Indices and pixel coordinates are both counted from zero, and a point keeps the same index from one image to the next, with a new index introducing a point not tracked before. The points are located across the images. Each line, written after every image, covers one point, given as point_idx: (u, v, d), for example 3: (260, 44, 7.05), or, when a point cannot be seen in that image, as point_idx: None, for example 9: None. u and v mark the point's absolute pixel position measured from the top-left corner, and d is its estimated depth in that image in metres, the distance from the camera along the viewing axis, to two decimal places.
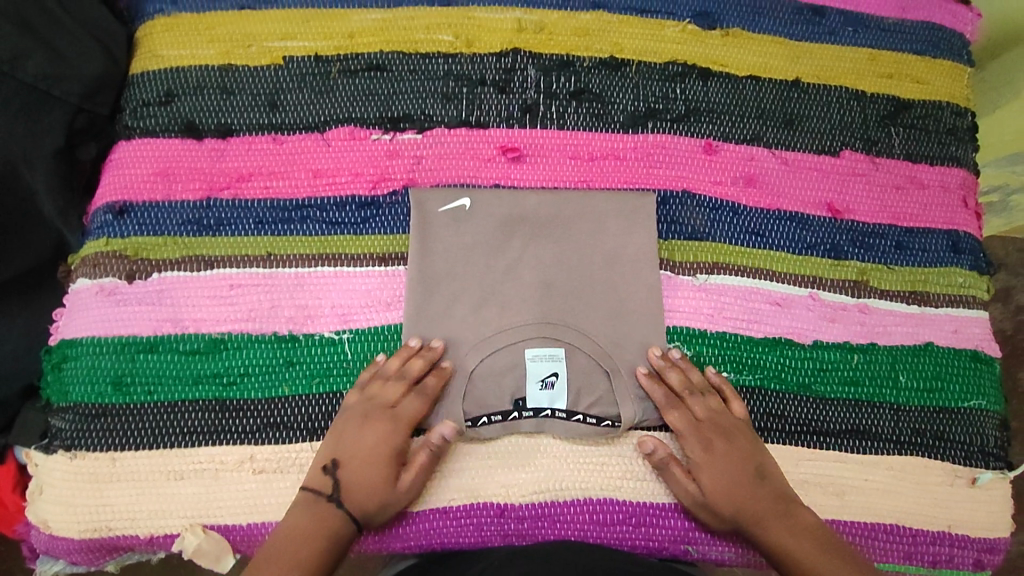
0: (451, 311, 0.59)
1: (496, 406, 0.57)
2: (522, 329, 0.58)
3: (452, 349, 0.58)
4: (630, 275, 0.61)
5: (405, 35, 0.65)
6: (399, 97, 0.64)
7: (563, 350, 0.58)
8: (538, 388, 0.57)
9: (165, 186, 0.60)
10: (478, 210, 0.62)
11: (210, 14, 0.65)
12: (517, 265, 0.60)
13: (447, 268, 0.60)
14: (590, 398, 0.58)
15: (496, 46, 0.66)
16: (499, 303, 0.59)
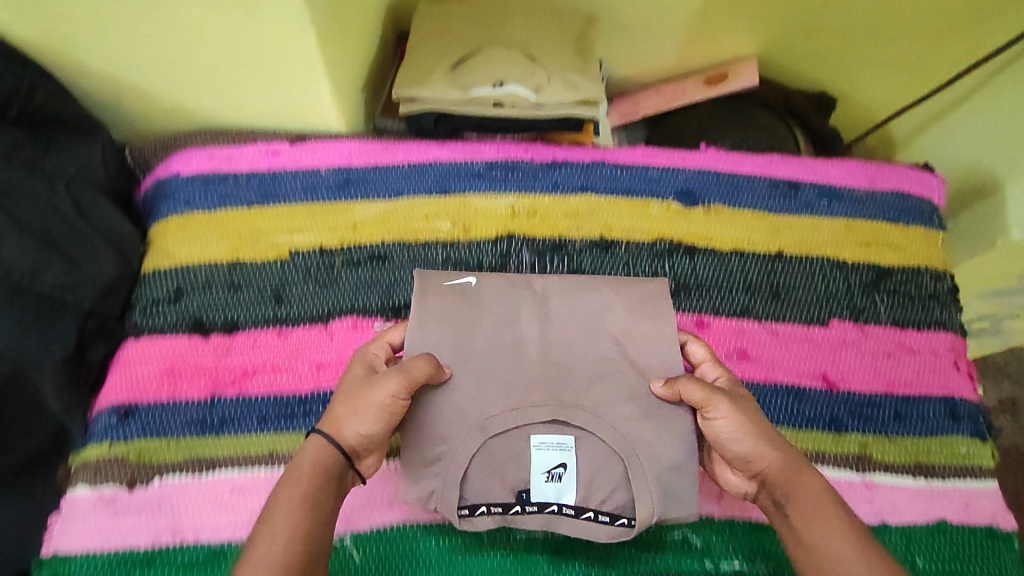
0: (452, 386, 0.54)
1: (498, 498, 0.53)
2: (533, 410, 0.53)
3: (451, 431, 0.53)
4: (648, 347, 0.57)
5: (406, 224, 0.69)
6: (401, 285, 0.66)
7: (572, 438, 0.54)
8: (543, 479, 0.53)
9: (171, 385, 0.61)
10: (483, 287, 0.59)
11: (221, 211, 0.69)
12: (526, 343, 0.56)
13: (447, 340, 0.55)
14: (600, 496, 0.53)
15: (491, 231, 0.69)
16: (503, 381, 0.55)
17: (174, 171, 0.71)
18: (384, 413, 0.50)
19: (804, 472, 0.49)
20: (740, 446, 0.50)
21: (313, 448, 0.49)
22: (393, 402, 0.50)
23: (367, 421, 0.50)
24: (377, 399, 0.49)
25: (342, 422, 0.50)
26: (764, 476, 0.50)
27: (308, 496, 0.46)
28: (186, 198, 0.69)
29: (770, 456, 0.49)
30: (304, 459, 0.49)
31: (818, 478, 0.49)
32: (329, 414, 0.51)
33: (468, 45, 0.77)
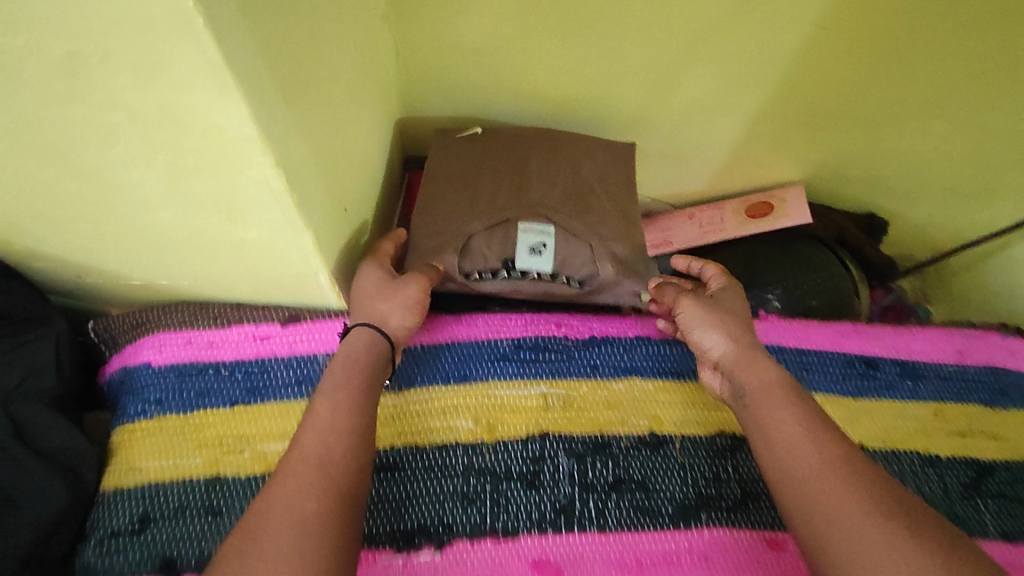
0: (448, 216, 0.65)
1: (490, 264, 0.62)
2: (512, 212, 0.63)
3: (445, 228, 0.64)
4: (623, 236, 0.65)
5: (419, 423, 0.59)
6: (416, 504, 0.56)
7: (553, 226, 0.63)
8: (528, 253, 0.62)
9: None
10: (485, 136, 0.72)
11: (198, 413, 0.58)
12: (511, 187, 0.66)
13: (447, 220, 0.65)
14: (575, 265, 0.63)
15: (520, 429, 0.59)
16: (487, 187, 0.67)
17: (145, 359, 0.60)
18: (417, 309, 0.58)
19: (758, 357, 0.53)
20: (705, 334, 0.56)
21: (362, 339, 0.54)
22: (422, 300, 0.58)
23: (408, 315, 0.57)
24: (411, 296, 0.57)
25: (388, 314, 0.56)
26: (743, 396, 0.52)
27: (337, 407, 0.49)
28: (156, 397, 0.58)
29: (722, 348, 0.55)
30: (351, 351, 0.53)
31: (773, 366, 0.53)
32: (366, 308, 0.56)
33: (526, 203, 0.64)
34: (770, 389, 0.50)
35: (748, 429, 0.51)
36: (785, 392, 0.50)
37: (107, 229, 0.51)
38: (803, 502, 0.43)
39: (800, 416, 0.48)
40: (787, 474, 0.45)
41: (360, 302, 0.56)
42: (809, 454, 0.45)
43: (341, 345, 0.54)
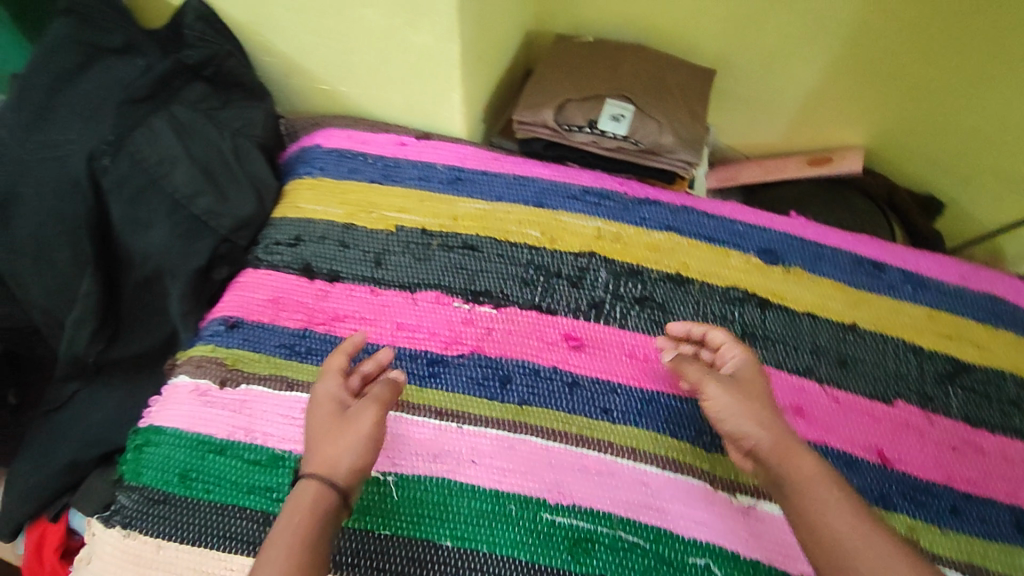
0: (553, 84, 0.83)
1: (578, 120, 0.79)
2: (604, 90, 0.82)
3: (549, 91, 0.82)
4: (688, 125, 0.81)
5: (499, 225, 0.76)
6: (484, 276, 0.73)
7: (632, 105, 0.81)
8: (609, 119, 0.79)
9: (273, 312, 0.70)
10: (595, 42, 0.91)
11: (347, 183, 0.78)
12: (607, 75, 0.85)
13: (553, 86, 0.83)
14: (643, 133, 0.78)
15: (575, 247, 0.75)
16: (587, 71, 0.85)
17: (318, 142, 0.82)
18: (370, 442, 0.55)
19: (796, 447, 0.54)
20: (734, 421, 0.57)
21: (313, 492, 0.52)
22: (375, 427, 0.56)
23: (360, 453, 0.55)
24: (363, 427, 0.55)
25: (334, 458, 0.54)
26: (782, 481, 0.53)
27: (307, 536, 0.49)
28: (320, 166, 0.80)
29: (760, 437, 0.55)
30: (305, 498, 0.51)
31: (810, 455, 0.54)
32: (317, 456, 0.54)
33: (612, 86, 0.82)
34: (787, 446, 0.54)
35: (785, 492, 0.52)
36: (800, 448, 0.54)
37: (326, 23, 0.75)
38: (817, 524, 0.49)
39: (829, 483, 0.51)
40: (820, 524, 0.49)
41: (315, 446, 0.55)
42: (854, 519, 0.49)
43: (296, 491, 0.53)
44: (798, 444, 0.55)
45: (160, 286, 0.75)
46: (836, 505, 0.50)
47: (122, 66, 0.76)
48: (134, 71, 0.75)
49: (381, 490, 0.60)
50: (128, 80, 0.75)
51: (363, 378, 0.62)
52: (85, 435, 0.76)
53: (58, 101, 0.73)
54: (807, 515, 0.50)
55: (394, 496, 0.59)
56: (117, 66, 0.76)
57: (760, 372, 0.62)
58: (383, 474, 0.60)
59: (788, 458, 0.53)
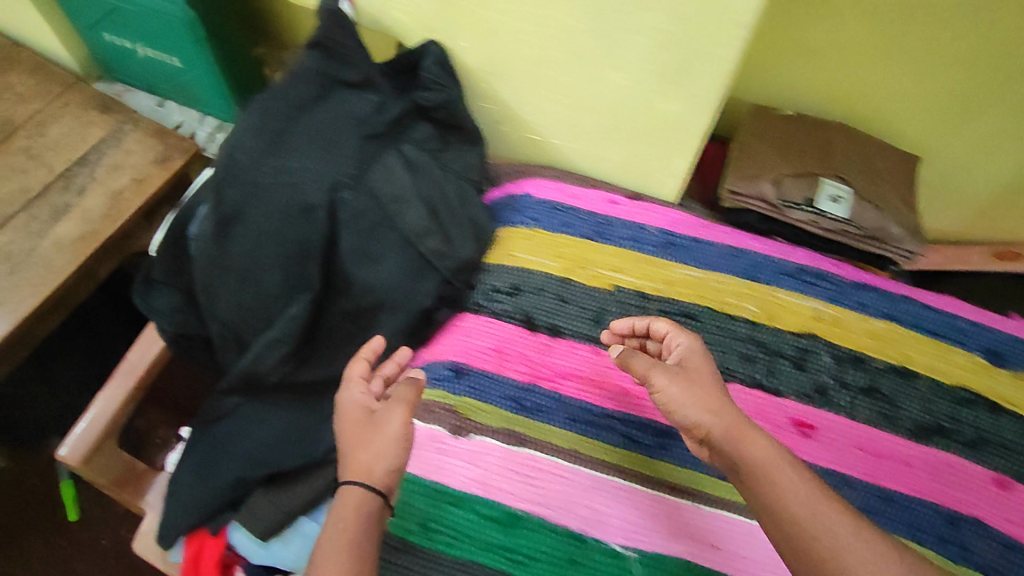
0: (764, 155, 0.81)
1: (800, 199, 0.78)
2: (819, 168, 0.80)
3: (763, 164, 0.80)
4: (905, 212, 0.80)
5: (716, 295, 0.75)
6: (705, 346, 0.72)
7: (850, 187, 0.79)
8: (829, 200, 0.78)
9: (499, 362, 0.70)
10: (794, 113, 0.89)
11: (561, 236, 0.78)
12: (819, 150, 0.83)
13: (766, 158, 0.81)
14: (864, 217, 0.78)
15: (795, 326, 0.74)
16: (795, 144, 0.83)
17: (527, 191, 0.82)
18: (400, 444, 0.59)
19: (745, 428, 0.53)
20: (690, 411, 0.55)
21: (357, 497, 0.56)
22: (403, 428, 0.59)
23: (393, 457, 0.58)
24: (392, 429, 0.59)
25: (371, 463, 0.57)
26: (739, 465, 0.51)
27: (352, 540, 0.53)
28: (533, 216, 0.79)
29: (711, 423, 0.54)
30: (351, 503, 0.55)
31: (762, 436, 0.52)
32: (352, 465, 0.57)
33: (826, 166, 0.80)
34: (738, 432, 0.52)
35: (742, 476, 0.51)
36: (755, 430, 0.53)
37: (558, 79, 0.71)
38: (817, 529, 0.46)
39: (786, 472, 0.50)
40: (806, 530, 0.47)
41: (350, 456, 0.58)
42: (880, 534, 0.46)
43: (339, 495, 0.57)
44: (756, 434, 0.53)
45: (370, 320, 0.75)
46: (795, 478, 0.49)
47: (356, 101, 0.74)
48: (369, 107, 0.74)
49: (620, 562, 0.61)
50: (363, 115, 0.74)
51: (384, 380, 0.67)
52: (297, 454, 0.92)
53: (296, 131, 0.73)
54: (773, 488, 0.49)
55: (635, 571, 0.60)
56: (350, 105, 0.74)
57: (699, 354, 0.60)
58: (621, 547, 0.61)
59: (762, 460, 0.51)
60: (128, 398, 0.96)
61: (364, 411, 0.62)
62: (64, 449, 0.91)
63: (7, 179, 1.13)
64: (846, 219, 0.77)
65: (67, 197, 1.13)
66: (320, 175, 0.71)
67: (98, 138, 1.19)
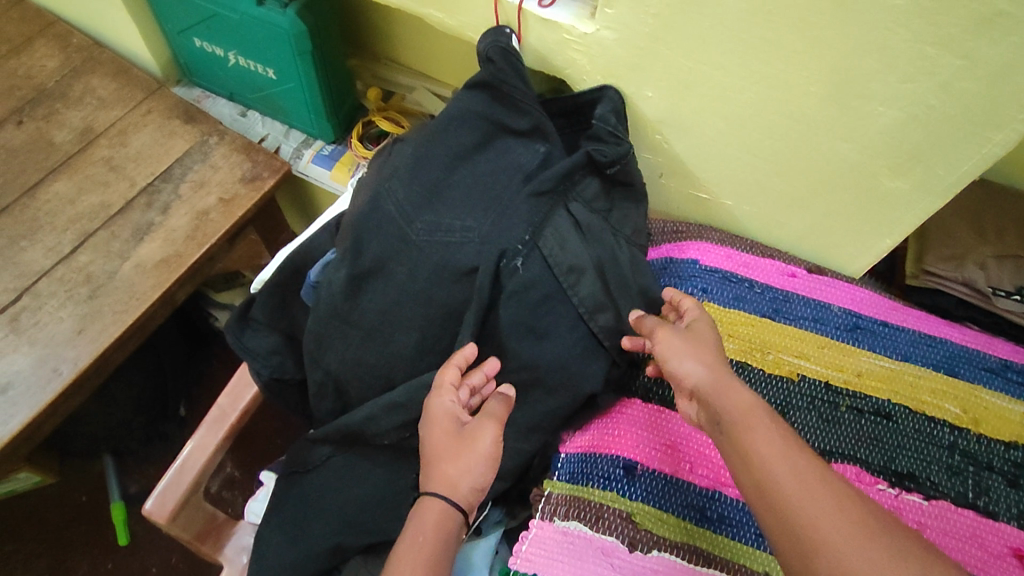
0: (962, 231, 0.73)
1: (1011, 287, 0.69)
2: None
3: (964, 242, 0.73)
4: None
5: (911, 391, 0.66)
6: (904, 453, 0.63)
7: None
8: None
9: (674, 461, 0.63)
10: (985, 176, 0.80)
11: (734, 312, 0.70)
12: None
13: (966, 234, 0.73)
14: None
15: (1005, 434, 0.64)
16: (996, 216, 0.74)
17: (692, 257, 0.74)
18: (489, 462, 0.57)
19: (730, 381, 0.53)
20: (681, 363, 0.56)
21: (436, 513, 0.55)
22: (495, 447, 0.58)
23: (480, 474, 0.57)
24: (485, 448, 0.57)
25: (455, 479, 0.56)
26: (720, 418, 0.51)
27: (432, 558, 0.53)
28: (702, 287, 0.72)
29: (697, 375, 0.54)
30: (430, 519, 0.55)
31: (747, 389, 0.52)
32: (437, 478, 0.57)
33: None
34: (720, 382, 0.53)
35: (721, 426, 0.51)
36: (735, 383, 0.53)
37: (762, 142, 0.64)
38: (792, 498, 0.44)
39: (768, 425, 0.49)
40: (775, 492, 0.44)
41: (436, 468, 0.57)
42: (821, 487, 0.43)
43: (419, 506, 0.57)
44: (736, 385, 0.53)
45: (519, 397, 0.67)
46: (777, 450, 0.47)
47: (521, 149, 0.69)
48: (535, 158, 0.68)
49: None
50: (530, 166, 0.68)
51: (472, 391, 0.62)
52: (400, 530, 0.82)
53: (452, 182, 0.68)
54: (751, 463, 0.47)
55: None
56: (516, 153, 0.69)
57: (711, 321, 0.60)
58: None
59: (743, 411, 0.50)
60: (219, 446, 0.88)
61: (455, 419, 0.59)
62: (150, 503, 0.83)
63: (87, 193, 1.06)
64: None
65: (151, 215, 1.05)
66: (491, 234, 0.66)
67: (182, 151, 1.11)
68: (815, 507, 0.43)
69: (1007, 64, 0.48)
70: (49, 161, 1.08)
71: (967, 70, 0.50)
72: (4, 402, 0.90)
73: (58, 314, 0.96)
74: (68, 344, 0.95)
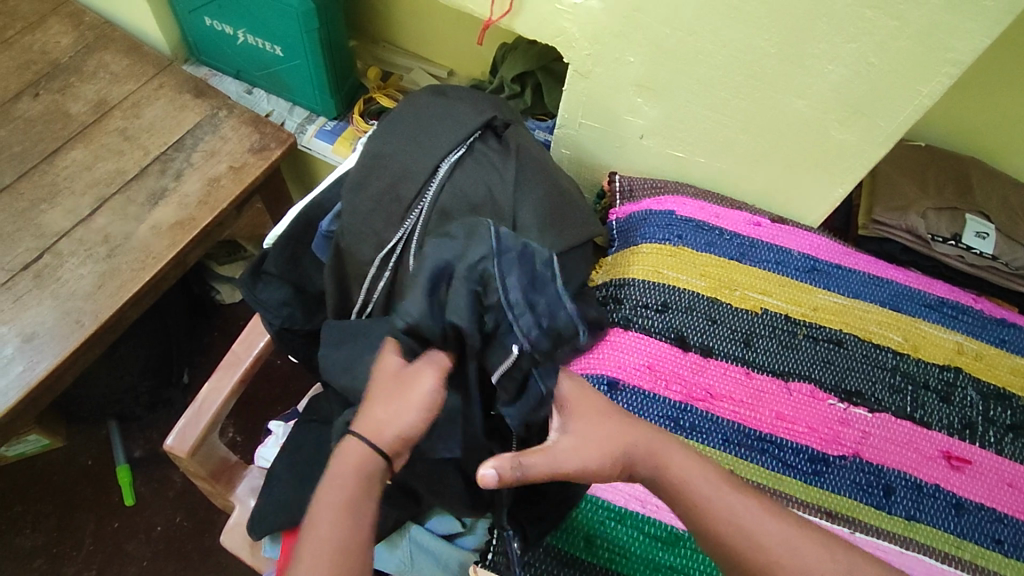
0: (905, 189, 0.84)
1: (946, 233, 0.81)
2: (964, 204, 0.82)
3: (907, 196, 0.83)
4: None
5: (861, 323, 0.75)
6: (853, 374, 0.72)
7: (994, 224, 0.81)
8: (973, 235, 0.81)
9: (652, 380, 0.71)
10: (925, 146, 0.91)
11: (707, 255, 0.79)
12: (958, 183, 0.84)
13: (907, 191, 0.84)
14: (1010, 255, 0.80)
15: (939, 359, 0.74)
16: (934, 176, 0.85)
17: (669, 208, 0.82)
18: (426, 408, 0.53)
19: (660, 444, 0.55)
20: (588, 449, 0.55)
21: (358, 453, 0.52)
22: (433, 394, 0.53)
23: (409, 421, 0.53)
24: (421, 393, 0.53)
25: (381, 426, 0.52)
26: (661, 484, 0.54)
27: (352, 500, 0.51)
28: (678, 234, 0.80)
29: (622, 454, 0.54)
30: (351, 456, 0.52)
31: (675, 444, 0.56)
32: (367, 419, 0.53)
33: (969, 202, 0.82)
34: (651, 452, 0.55)
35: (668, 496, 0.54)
36: (665, 437, 0.56)
37: (729, 99, 0.73)
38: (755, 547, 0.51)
39: (704, 471, 0.55)
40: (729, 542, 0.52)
41: (367, 407, 0.54)
42: (772, 524, 0.52)
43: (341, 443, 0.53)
44: (668, 444, 0.56)
45: None
46: (728, 501, 0.53)
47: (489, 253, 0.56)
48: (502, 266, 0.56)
49: None
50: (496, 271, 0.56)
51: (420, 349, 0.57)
52: None
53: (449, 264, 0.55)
54: (708, 519, 0.52)
55: None
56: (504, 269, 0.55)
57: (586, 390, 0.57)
58: None
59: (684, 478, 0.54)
60: (235, 389, 0.93)
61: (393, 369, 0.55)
62: (172, 439, 0.87)
63: (103, 160, 1.12)
64: (992, 255, 0.79)
65: (165, 181, 1.11)
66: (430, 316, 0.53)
67: (193, 123, 1.17)
68: (772, 534, 0.52)
69: (933, 21, 0.58)
70: (65, 131, 1.14)
71: (900, 30, 0.60)
72: (29, 349, 0.96)
73: (79, 271, 1.02)
74: (87, 298, 1.01)
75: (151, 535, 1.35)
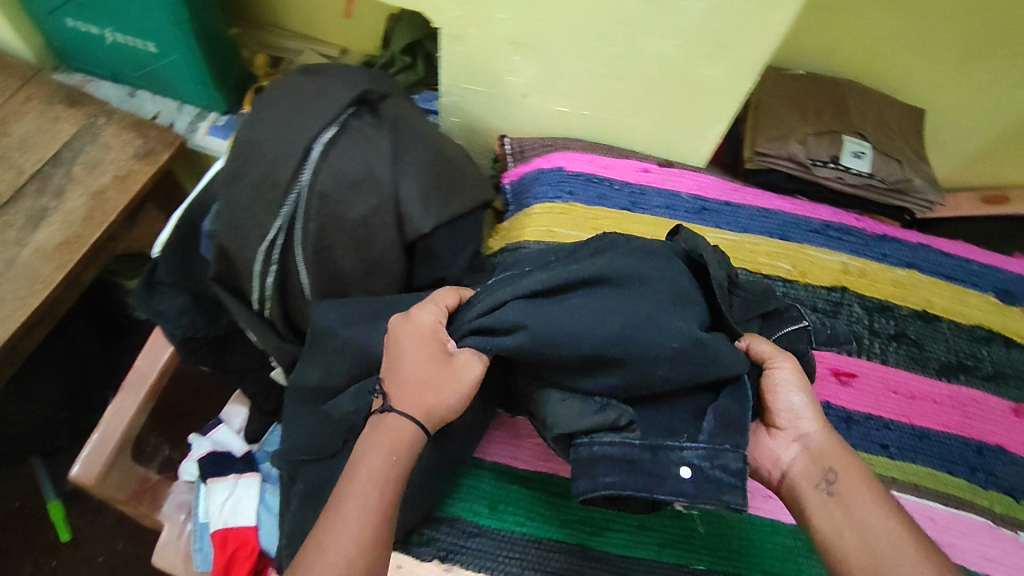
0: (786, 118, 0.85)
1: (826, 156, 0.82)
2: (841, 126, 0.84)
3: (788, 124, 0.84)
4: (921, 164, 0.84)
5: (751, 255, 0.77)
6: None
7: (870, 143, 0.84)
8: (851, 155, 0.83)
9: None
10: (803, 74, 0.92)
11: (598, 209, 0.79)
12: (834, 106, 0.86)
13: (788, 120, 0.85)
14: (885, 172, 0.82)
15: (826, 281, 0.76)
16: (813, 103, 0.86)
17: (558, 164, 0.82)
18: (465, 393, 0.58)
19: (846, 452, 0.57)
20: (789, 399, 0.59)
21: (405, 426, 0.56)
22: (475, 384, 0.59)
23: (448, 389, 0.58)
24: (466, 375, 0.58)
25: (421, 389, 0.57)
26: (834, 481, 0.55)
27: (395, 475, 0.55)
28: (568, 190, 0.80)
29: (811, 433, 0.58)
30: (401, 434, 0.56)
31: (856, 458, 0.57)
32: (406, 383, 0.57)
33: (846, 124, 0.84)
34: (845, 457, 0.56)
35: (828, 497, 0.54)
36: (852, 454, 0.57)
37: (600, 48, 0.72)
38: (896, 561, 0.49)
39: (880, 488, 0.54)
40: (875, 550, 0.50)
41: (401, 370, 0.58)
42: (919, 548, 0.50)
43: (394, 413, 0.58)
44: (853, 461, 0.56)
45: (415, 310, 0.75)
46: (881, 517, 0.52)
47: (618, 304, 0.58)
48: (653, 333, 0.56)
49: (687, 523, 0.67)
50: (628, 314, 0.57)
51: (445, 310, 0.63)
52: None
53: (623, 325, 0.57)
54: (857, 524, 0.52)
55: (704, 531, 0.66)
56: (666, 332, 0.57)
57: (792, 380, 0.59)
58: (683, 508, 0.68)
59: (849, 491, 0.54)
60: (142, 406, 0.90)
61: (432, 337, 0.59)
62: (77, 467, 0.84)
63: None
64: (869, 173, 0.82)
65: (45, 200, 1.05)
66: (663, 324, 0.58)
67: (70, 135, 1.10)
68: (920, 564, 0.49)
69: None
70: None
71: None
72: None
73: None
74: None
75: (94, 566, 1.32)
